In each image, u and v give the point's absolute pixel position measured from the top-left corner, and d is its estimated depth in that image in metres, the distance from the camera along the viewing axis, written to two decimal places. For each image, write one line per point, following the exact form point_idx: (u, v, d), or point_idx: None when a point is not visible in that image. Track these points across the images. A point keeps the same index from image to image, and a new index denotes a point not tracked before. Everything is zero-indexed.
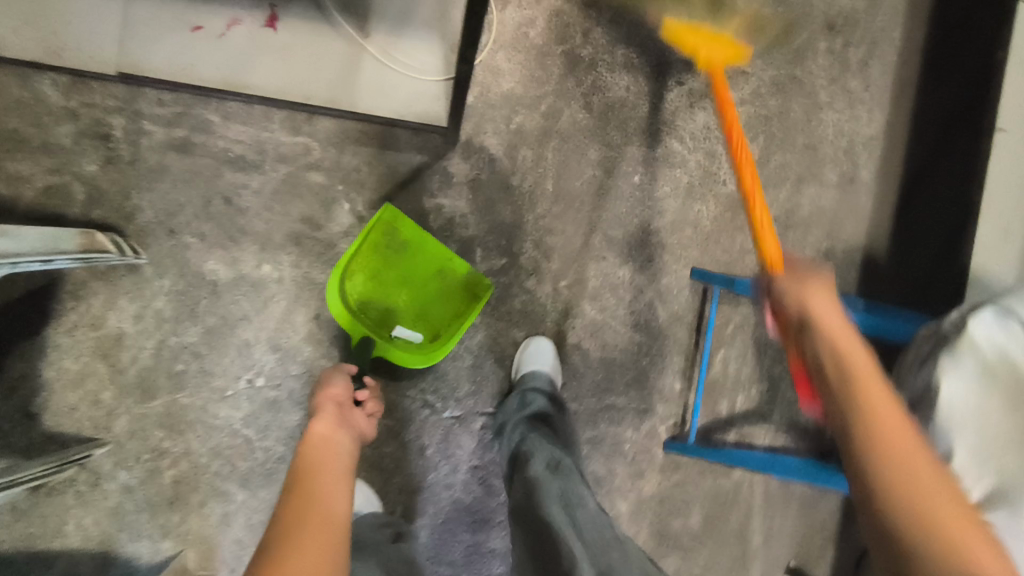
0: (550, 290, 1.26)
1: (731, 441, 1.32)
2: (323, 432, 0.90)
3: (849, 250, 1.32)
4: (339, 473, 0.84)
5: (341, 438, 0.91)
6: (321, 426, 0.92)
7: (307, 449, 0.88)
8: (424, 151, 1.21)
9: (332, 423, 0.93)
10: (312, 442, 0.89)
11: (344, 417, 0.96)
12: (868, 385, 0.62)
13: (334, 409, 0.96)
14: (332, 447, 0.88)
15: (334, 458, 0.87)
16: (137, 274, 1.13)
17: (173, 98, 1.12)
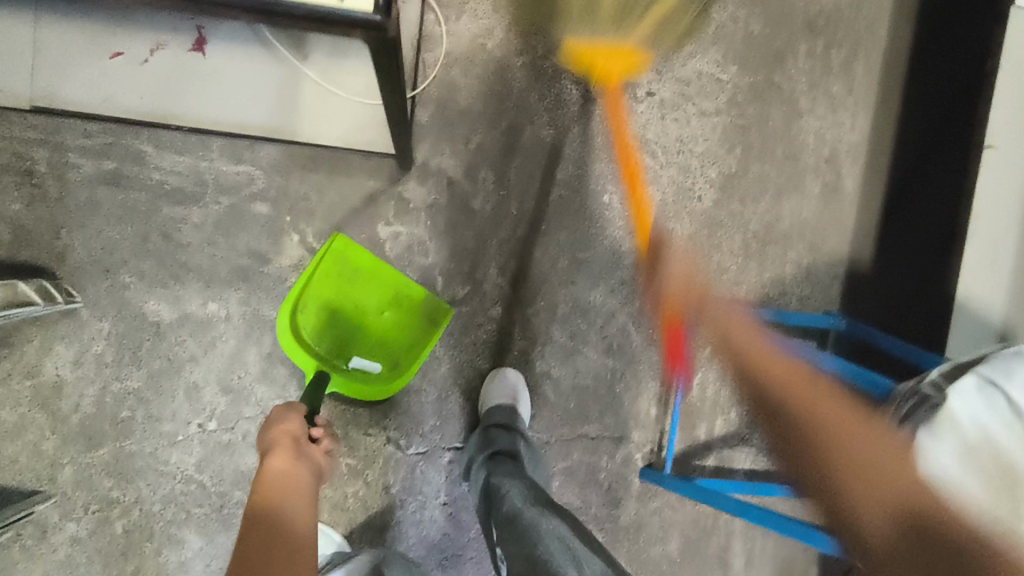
0: (517, 316, 1.19)
1: (710, 466, 1.26)
2: (284, 472, 0.82)
3: (831, 263, 1.26)
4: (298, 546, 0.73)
5: (296, 493, 0.80)
6: (276, 476, 0.81)
7: (256, 512, 0.76)
8: (375, 176, 1.13)
9: (288, 471, 0.82)
10: (263, 502, 0.78)
11: (301, 458, 0.85)
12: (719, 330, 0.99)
13: (289, 449, 0.85)
14: (288, 509, 0.77)
15: (291, 523, 0.76)
16: (75, 318, 1.06)
17: (100, 128, 1.06)
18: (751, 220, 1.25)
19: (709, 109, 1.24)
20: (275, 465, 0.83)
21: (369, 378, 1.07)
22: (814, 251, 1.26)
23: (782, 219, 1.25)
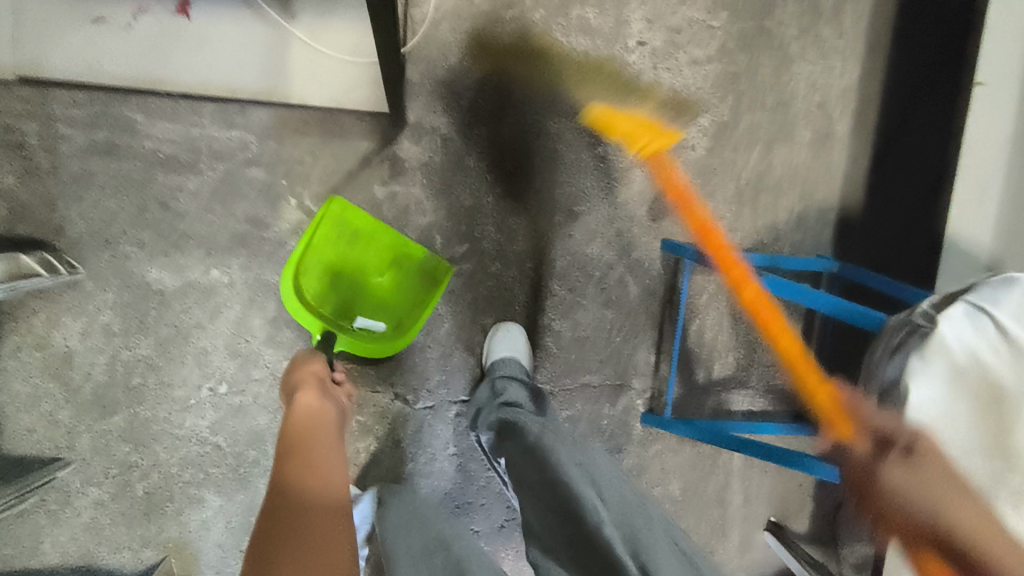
0: (517, 272, 1.21)
1: (707, 409, 1.30)
2: (309, 406, 0.86)
3: (824, 209, 1.28)
4: (330, 461, 0.77)
5: (326, 423, 0.85)
6: (306, 406, 0.85)
7: (292, 439, 0.81)
8: (369, 137, 1.13)
9: (318, 403, 0.87)
10: (297, 429, 0.82)
11: (326, 395, 0.89)
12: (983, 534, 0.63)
13: (316, 386, 0.90)
14: (320, 435, 0.82)
15: (324, 446, 0.80)
16: (79, 289, 1.07)
17: (88, 98, 1.05)
18: (743, 169, 1.26)
19: (700, 58, 1.23)
20: (302, 399, 0.86)
21: (375, 338, 1.09)
22: (806, 198, 1.27)
23: (775, 166, 1.26)
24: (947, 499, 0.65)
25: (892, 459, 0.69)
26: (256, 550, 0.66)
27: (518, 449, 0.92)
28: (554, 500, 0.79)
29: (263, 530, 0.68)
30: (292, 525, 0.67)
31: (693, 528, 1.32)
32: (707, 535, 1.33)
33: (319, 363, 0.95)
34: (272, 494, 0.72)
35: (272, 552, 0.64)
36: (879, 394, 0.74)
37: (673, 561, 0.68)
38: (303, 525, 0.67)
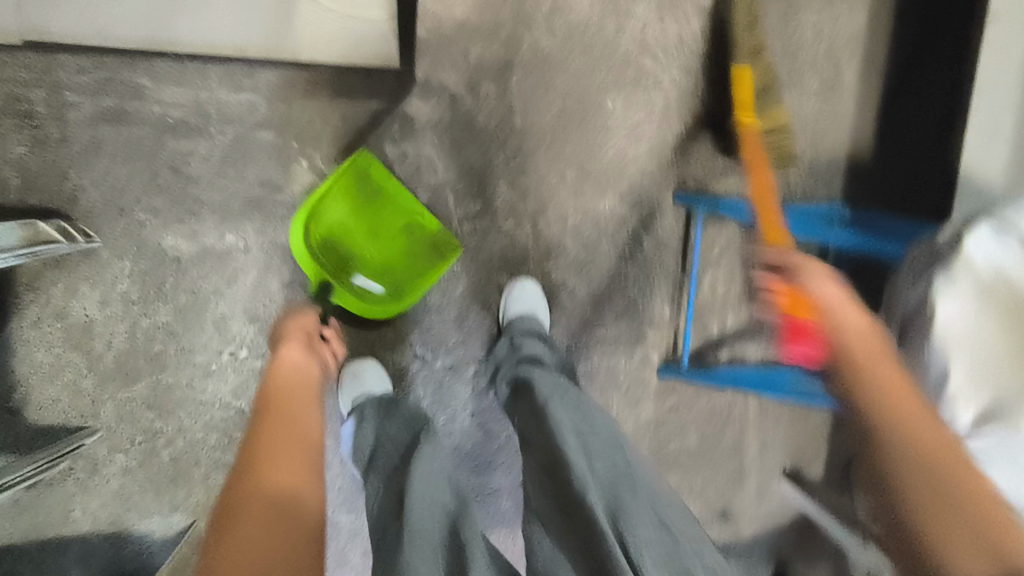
0: (531, 230, 1.21)
1: (722, 360, 1.31)
2: (294, 360, 0.83)
3: (832, 158, 1.29)
4: (307, 425, 0.71)
5: (306, 378, 0.80)
6: (290, 360, 0.82)
7: (267, 400, 0.74)
8: (379, 97, 1.12)
9: (301, 361, 0.84)
10: (275, 390, 0.76)
11: (311, 352, 0.88)
12: (872, 349, 0.68)
13: (300, 341, 0.89)
14: (297, 396, 0.75)
15: (301, 406, 0.74)
16: (95, 259, 1.07)
17: (94, 64, 1.04)
18: None
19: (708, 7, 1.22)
20: (288, 352, 0.84)
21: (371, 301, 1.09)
22: (815, 147, 1.28)
23: None
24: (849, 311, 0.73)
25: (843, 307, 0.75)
26: (215, 519, 0.59)
27: (530, 409, 0.92)
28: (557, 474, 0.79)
29: (224, 497, 0.60)
30: (255, 489, 0.60)
31: (711, 478, 1.34)
32: (725, 485, 1.34)
33: (307, 318, 0.96)
34: (241, 456, 0.65)
35: (229, 516, 0.57)
36: (903, 321, 0.77)
37: (652, 534, 0.70)
38: (269, 490, 0.60)
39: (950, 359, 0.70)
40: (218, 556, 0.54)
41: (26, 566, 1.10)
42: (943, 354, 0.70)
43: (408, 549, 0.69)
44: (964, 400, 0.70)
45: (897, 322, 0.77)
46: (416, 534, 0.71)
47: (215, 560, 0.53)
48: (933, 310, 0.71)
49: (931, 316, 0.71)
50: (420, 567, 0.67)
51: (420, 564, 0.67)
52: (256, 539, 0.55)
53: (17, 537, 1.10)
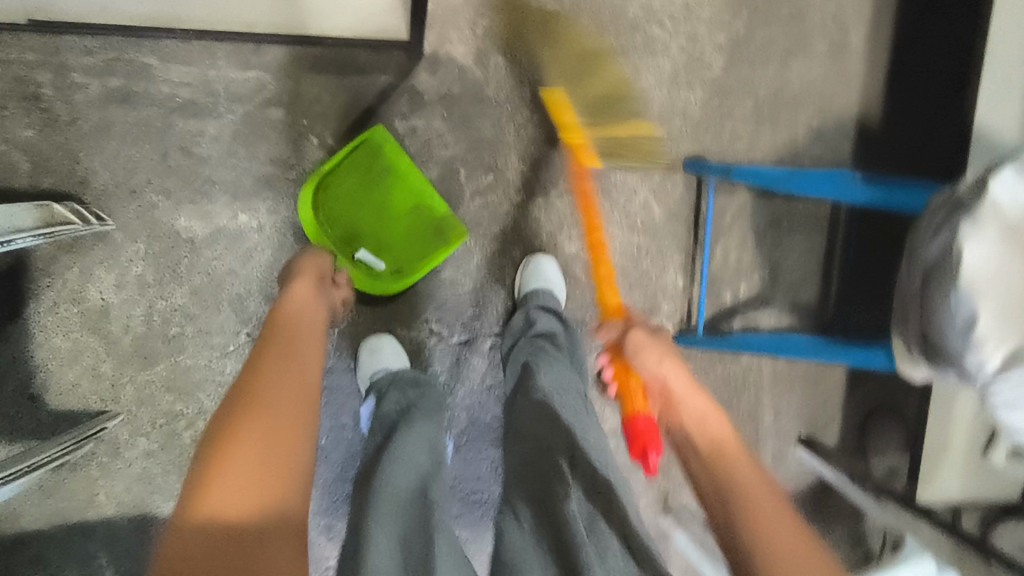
0: (542, 202, 1.21)
1: (737, 328, 1.30)
2: (302, 304, 0.74)
3: (841, 122, 1.28)
4: (314, 356, 0.66)
5: (316, 324, 0.72)
6: (299, 300, 0.74)
7: (274, 328, 0.68)
8: (387, 71, 1.12)
9: (313, 293, 0.77)
10: (281, 320, 0.70)
11: (323, 294, 0.79)
12: (711, 423, 0.75)
13: (312, 282, 0.80)
14: (306, 328, 0.70)
15: (309, 339, 0.68)
16: (109, 242, 1.07)
17: (101, 44, 1.03)
18: (761, 84, 1.25)
19: None
20: (299, 291, 0.76)
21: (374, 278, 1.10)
22: (823, 111, 1.27)
23: (791, 80, 1.25)
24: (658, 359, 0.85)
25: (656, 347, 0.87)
26: (208, 438, 0.55)
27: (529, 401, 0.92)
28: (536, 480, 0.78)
29: (220, 418, 0.56)
30: (257, 420, 0.56)
31: None
32: None
33: (322, 261, 0.87)
34: (243, 378, 0.61)
35: (227, 440, 0.54)
36: (923, 274, 0.76)
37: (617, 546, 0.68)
38: (271, 421, 0.56)
39: (977, 303, 0.71)
40: (211, 484, 0.51)
41: (54, 550, 1.11)
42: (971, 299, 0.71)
43: (372, 515, 0.68)
44: (990, 343, 0.71)
45: (918, 272, 0.77)
46: (380, 502, 0.70)
47: (209, 489, 0.51)
48: (958, 254, 0.71)
49: (956, 260, 0.71)
50: (376, 533, 0.65)
51: (380, 531, 0.66)
52: (254, 475, 0.53)
53: (42, 522, 1.10)
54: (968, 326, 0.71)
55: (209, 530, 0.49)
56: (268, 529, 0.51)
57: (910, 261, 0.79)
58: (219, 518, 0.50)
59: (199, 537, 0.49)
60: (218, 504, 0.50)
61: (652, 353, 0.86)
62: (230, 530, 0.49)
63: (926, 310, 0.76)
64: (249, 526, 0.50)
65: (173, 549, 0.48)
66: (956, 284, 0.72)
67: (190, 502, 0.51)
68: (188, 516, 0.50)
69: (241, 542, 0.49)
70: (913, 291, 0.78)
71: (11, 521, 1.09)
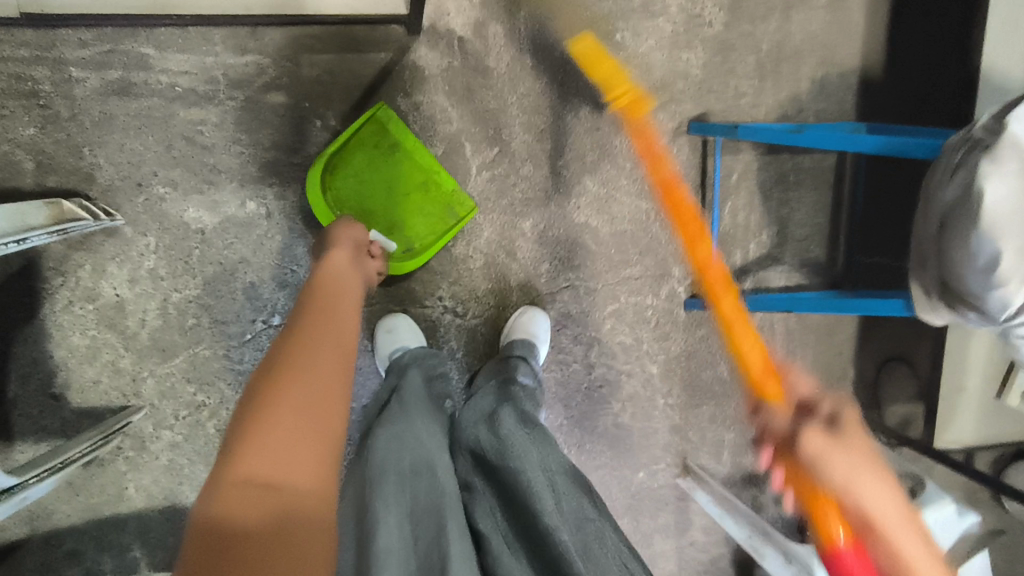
0: (548, 172, 1.20)
1: (748, 288, 1.30)
2: (342, 268, 0.76)
3: (844, 74, 1.26)
4: (351, 329, 0.64)
5: (353, 284, 0.74)
6: (337, 264, 0.77)
7: (309, 300, 0.68)
8: (385, 48, 1.11)
9: (346, 269, 0.77)
10: (317, 292, 0.69)
11: (358, 262, 0.82)
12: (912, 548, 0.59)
13: (349, 249, 0.83)
14: (342, 302, 0.68)
15: (345, 311, 0.67)
16: (118, 236, 1.07)
17: (95, 36, 1.02)
18: (762, 39, 1.24)
19: None
20: (336, 257, 0.79)
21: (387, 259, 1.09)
22: (827, 64, 1.26)
23: (793, 34, 1.24)
24: (838, 461, 0.61)
25: (814, 424, 0.64)
26: (247, 401, 0.54)
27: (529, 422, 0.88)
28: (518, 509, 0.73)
29: (258, 382, 0.55)
30: (293, 385, 0.54)
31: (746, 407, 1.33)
32: None
33: (357, 232, 0.89)
34: (281, 344, 0.59)
35: (266, 401, 0.52)
36: (941, 217, 0.77)
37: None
38: (310, 383, 0.54)
39: (1002, 241, 0.71)
40: (250, 441, 0.50)
41: (89, 545, 1.12)
42: (995, 237, 0.71)
43: (376, 492, 0.65)
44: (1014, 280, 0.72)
45: (937, 217, 0.79)
46: (380, 478, 0.67)
47: (247, 447, 0.49)
48: (981, 192, 0.72)
49: (977, 199, 0.72)
50: (382, 512, 0.63)
51: (385, 510, 0.63)
52: (293, 434, 0.51)
53: (74, 518, 1.11)
54: (992, 264, 0.72)
55: (245, 490, 0.47)
56: (304, 490, 0.49)
57: (928, 207, 0.80)
58: (257, 475, 0.48)
59: (235, 492, 0.47)
60: (256, 463, 0.49)
61: (860, 468, 0.61)
62: (266, 486, 0.47)
63: (944, 254, 0.77)
64: (286, 485, 0.48)
65: (209, 504, 0.46)
66: (980, 223, 0.72)
67: (228, 460, 0.49)
68: (226, 473, 0.48)
69: (276, 500, 0.47)
70: (929, 236, 0.79)
71: (44, 519, 1.10)
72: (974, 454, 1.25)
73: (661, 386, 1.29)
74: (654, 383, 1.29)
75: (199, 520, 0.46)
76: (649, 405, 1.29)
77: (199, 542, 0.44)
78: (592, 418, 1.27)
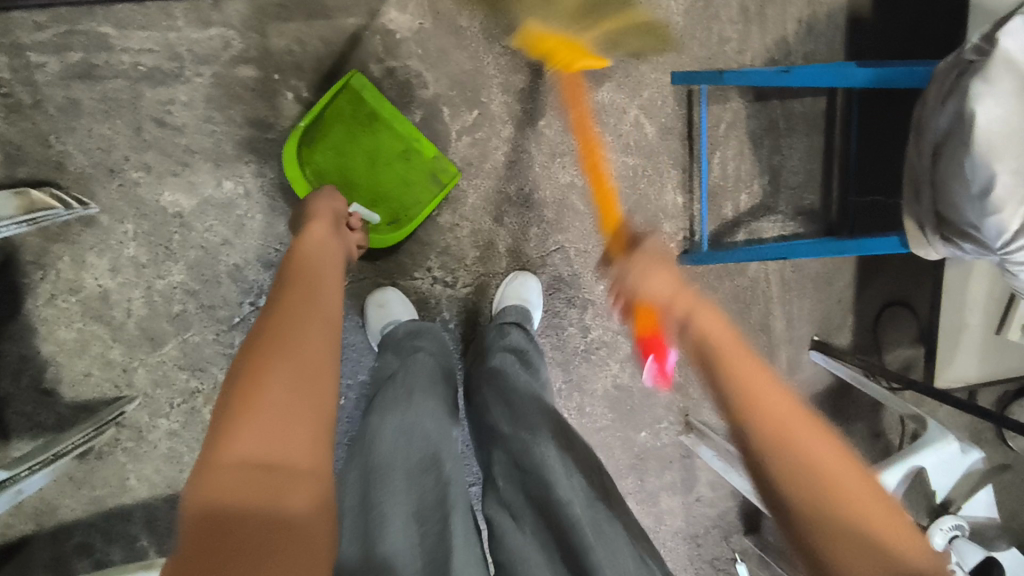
0: (531, 132, 1.17)
1: (742, 241, 1.28)
2: (319, 241, 0.74)
3: (830, 12, 1.23)
4: (334, 302, 0.62)
5: (333, 259, 0.72)
6: (316, 238, 0.74)
7: (291, 275, 0.65)
8: (355, 13, 1.07)
9: (324, 242, 0.74)
10: (297, 267, 0.67)
11: (338, 235, 0.79)
12: (761, 392, 0.54)
13: (328, 223, 0.80)
14: (323, 275, 0.66)
15: (327, 286, 0.65)
16: (96, 225, 1.04)
17: (51, 18, 0.99)
18: None
19: None
20: (314, 231, 0.76)
21: (371, 232, 1.06)
22: (812, 3, 1.22)
23: None
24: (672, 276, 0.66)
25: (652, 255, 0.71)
26: (232, 380, 0.51)
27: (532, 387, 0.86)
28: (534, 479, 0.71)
29: (242, 357, 0.53)
30: (280, 362, 0.52)
31: None
32: None
33: (336, 203, 0.87)
34: (263, 321, 0.57)
35: (252, 377, 0.50)
36: (934, 148, 0.77)
37: (631, 547, 0.62)
38: (298, 355, 0.53)
39: (998, 166, 0.69)
40: (239, 424, 0.48)
41: (97, 537, 1.12)
42: (991, 162, 0.69)
43: (384, 486, 0.63)
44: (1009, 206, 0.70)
45: (931, 148, 0.77)
46: (386, 474, 0.64)
47: (236, 427, 0.47)
48: (974, 116, 0.69)
49: (970, 122, 0.70)
50: (390, 509, 0.61)
51: (392, 506, 0.61)
52: (287, 409, 0.49)
53: (78, 512, 1.11)
54: (988, 192, 0.70)
55: (242, 471, 0.45)
56: (301, 471, 0.48)
57: (921, 136, 0.78)
58: (251, 456, 0.46)
59: (228, 476, 0.45)
60: (248, 443, 0.47)
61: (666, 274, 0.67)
62: (264, 467, 0.46)
63: (940, 184, 0.76)
64: (284, 464, 0.47)
65: (200, 489, 0.44)
66: (974, 148, 0.70)
67: (218, 442, 0.47)
68: (217, 453, 0.46)
69: (273, 482, 0.46)
70: (923, 168, 0.79)
71: (48, 514, 1.10)
72: (978, 393, 1.25)
73: None
74: None
75: (188, 505, 0.44)
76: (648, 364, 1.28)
77: (201, 531, 0.42)
78: (592, 380, 1.26)
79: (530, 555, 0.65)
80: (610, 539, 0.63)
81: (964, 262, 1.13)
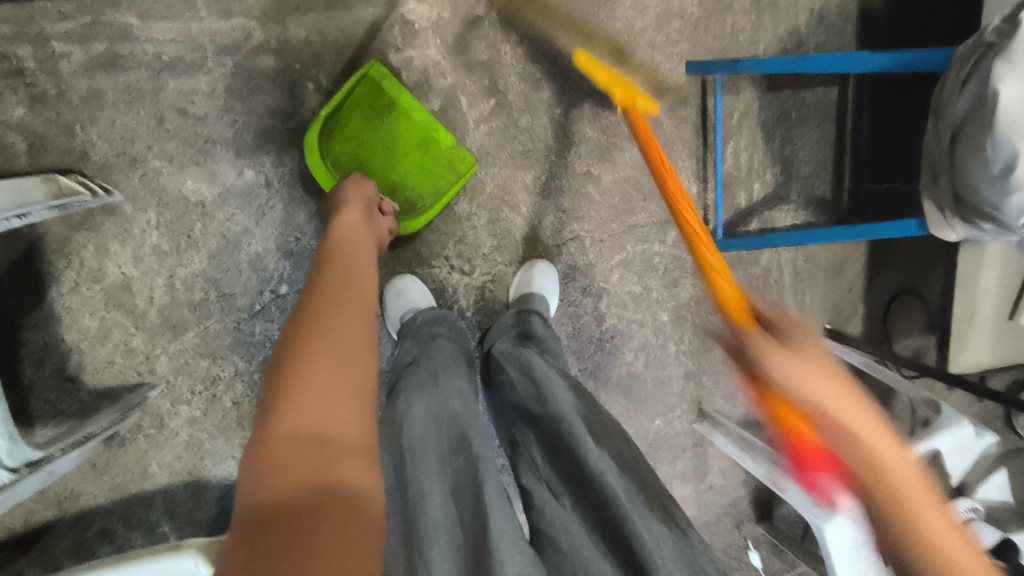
0: (547, 121, 1.18)
1: (754, 230, 1.29)
2: (353, 227, 0.75)
3: (842, 3, 1.24)
4: (371, 288, 0.64)
5: (366, 245, 0.73)
6: (349, 224, 0.76)
7: (331, 260, 0.67)
8: (373, 4, 1.08)
9: (358, 229, 0.76)
10: (332, 254, 0.68)
11: (370, 221, 0.81)
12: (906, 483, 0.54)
13: (360, 209, 0.82)
14: (359, 261, 0.68)
15: (363, 271, 0.66)
16: (118, 214, 1.06)
17: (75, 8, 1.00)
18: None
19: None
20: (347, 216, 0.78)
21: None
22: None
23: None
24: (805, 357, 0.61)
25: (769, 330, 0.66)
26: (281, 362, 0.53)
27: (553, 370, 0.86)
28: (561, 461, 0.72)
29: (290, 339, 0.55)
30: (326, 342, 0.53)
31: None
32: None
33: (366, 189, 0.88)
34: (306, 307, 0.59)
35: (300, 358, 0.52)
36: (953, 131, 0.78)
37: (663, 525, 0.63)
38: (340, 337, 0.54)
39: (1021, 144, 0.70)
40: (291, 399, 0.49)
41: (118, 523, 1.13)
42: (1014, 140, 0.70)
43: (419, 464, 0.64)
44: None
45: (950, 132, 0.78)
46: (420, 453, 0.65)
47: (288, 403, 0.49)
48: (996, 94, 0.70)
49: (992, 103, 0.71)
50: (428, 487, 0.62)
51: (430, 483, 0.62)
52: (333, 385, 0.50)
53: (101, 499, 1.12)
54: (1009, 170, 0.71)
55: (294, 443, 0.46)
56: (349, 445, 0.48)
57: (942, 120, 0.80)
58: (303, 429, 0.47)
59: (283, 449, 0.46)
60: (299, 417, 0.48)
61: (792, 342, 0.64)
62: (315, 440, 0.47)
63: (958, 166, 0.77)
64: (333, 437, 0.48)
65: (258, 466, 0.46)
66: (996, 129, 0.71)
67: (271, 418, 0.48)
68: (271, 428, 0.48)
69: (323, 454, 0.46)
70: (942, 151, 0.80)
71: (70, 501, 1.11)
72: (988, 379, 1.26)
73: (672, 333, 1.29)
74: (665, 330, 1.28)
75: (247, 484, 0.45)
76: (663, 352, 1.29)
77: (259, 504, 0.43)
78: (606, 368, 1.28)
79: (567, 529, 0.66)
80: (641, 518, 0.63)
81: (977, 247, 1.15)
